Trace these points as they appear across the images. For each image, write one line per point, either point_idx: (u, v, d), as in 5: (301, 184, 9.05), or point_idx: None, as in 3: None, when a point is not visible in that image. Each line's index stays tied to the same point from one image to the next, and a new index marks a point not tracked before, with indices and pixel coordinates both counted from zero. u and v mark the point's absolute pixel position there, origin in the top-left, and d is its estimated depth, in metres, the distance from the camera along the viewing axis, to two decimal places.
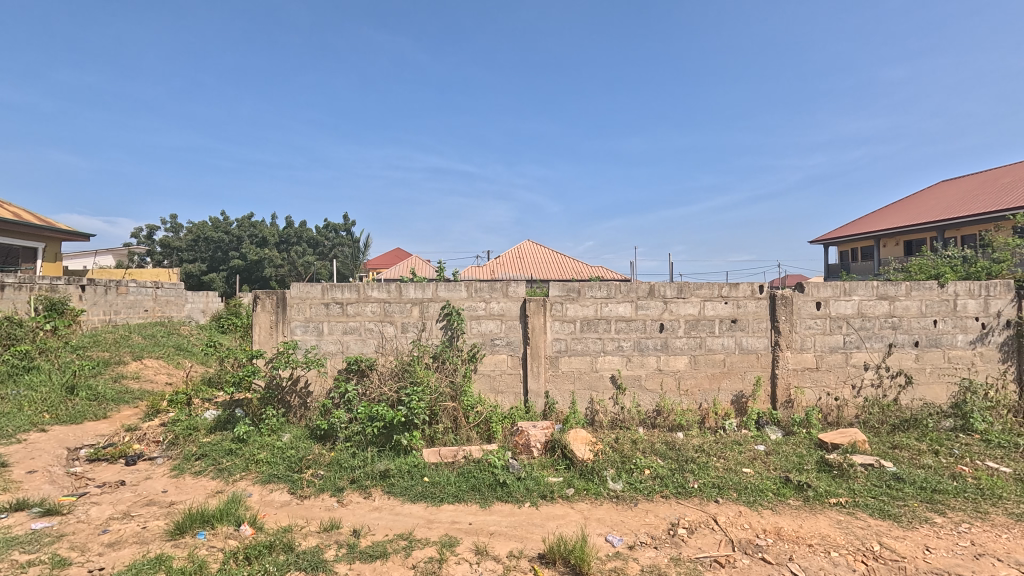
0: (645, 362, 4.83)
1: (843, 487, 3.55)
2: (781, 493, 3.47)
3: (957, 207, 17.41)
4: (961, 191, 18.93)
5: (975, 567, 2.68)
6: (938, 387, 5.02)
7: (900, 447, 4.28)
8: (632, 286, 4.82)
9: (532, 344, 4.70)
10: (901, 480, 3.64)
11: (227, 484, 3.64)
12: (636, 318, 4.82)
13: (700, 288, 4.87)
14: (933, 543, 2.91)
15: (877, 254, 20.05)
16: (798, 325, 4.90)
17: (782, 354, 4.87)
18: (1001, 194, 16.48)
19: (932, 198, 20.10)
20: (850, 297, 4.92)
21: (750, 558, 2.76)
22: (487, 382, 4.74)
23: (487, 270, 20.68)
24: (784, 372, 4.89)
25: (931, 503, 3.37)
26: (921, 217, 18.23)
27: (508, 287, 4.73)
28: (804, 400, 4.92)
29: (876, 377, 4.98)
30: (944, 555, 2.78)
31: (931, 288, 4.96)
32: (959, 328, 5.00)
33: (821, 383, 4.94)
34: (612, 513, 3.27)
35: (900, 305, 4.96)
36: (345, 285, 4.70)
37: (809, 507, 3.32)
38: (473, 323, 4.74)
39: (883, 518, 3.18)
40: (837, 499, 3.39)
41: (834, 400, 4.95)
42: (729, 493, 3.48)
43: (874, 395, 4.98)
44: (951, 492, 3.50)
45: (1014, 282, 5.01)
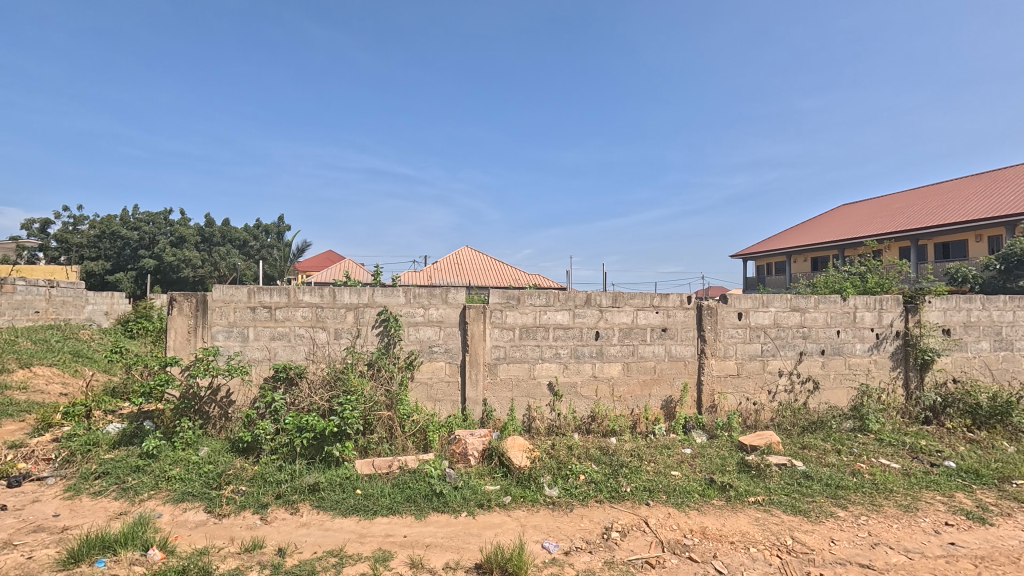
0: (581, 369, 4.93)
1: (761, 486, 3.81)
2: (706, 494, 3.66)
3: (856, 228, 19.37)
4: (859, 214, 21.09)
5: (872, 556, 2.96)
6: (840, 391, 5.51)
7: (809, 447, 4.66)
8: (570, 295, 4.93)
9: (471, 351, 4.66)
10: (810, 478, 3.96)
11: (133, 505, 3.30)
12: (573, 326, 4.93)
13: (634, 298, 5.07)
14: (837, 535, 3.18)
15: (788, 270, 21.79)
16: (721, 334, 5.22)
17: (707, 361, 5.16)
18: (891, 218, 18.50)
19: (835, 219, 22.25)
20: (767, 308, 5.32)
21: (678, 558, 2.88)
22: (425, 390, 4.65)
23: (425, 275, 20.33)
24: (709, 378, 5.18)
25: (836, 498, 3.69)
26: (825, 236, 20.12)
27: (447, 294, 4.68)
28: (726, 405, 5.23)
29: (789, 383, 5.38)
30: (846, 546, 3.05)
31: (835, 301, 5.46)
32: (858, 338, 5.53)
33: (741, 389, 5.26)
34: (548, 519, 3.30)
35: (810, 316, 5.41)
36: (275, 288, 4.45)
37: (731, 506, 3.53)
38: (411, 330, 4.64)
39: (795, 514, 3.44)
40: (755, 498, 3.63)
41: (752, 404, 5.29)
42: (659, 495, 3.63)
43: (787, 399, 5.38)
44: (852, 487, 3.84)
45: (902, 298, 5.62)
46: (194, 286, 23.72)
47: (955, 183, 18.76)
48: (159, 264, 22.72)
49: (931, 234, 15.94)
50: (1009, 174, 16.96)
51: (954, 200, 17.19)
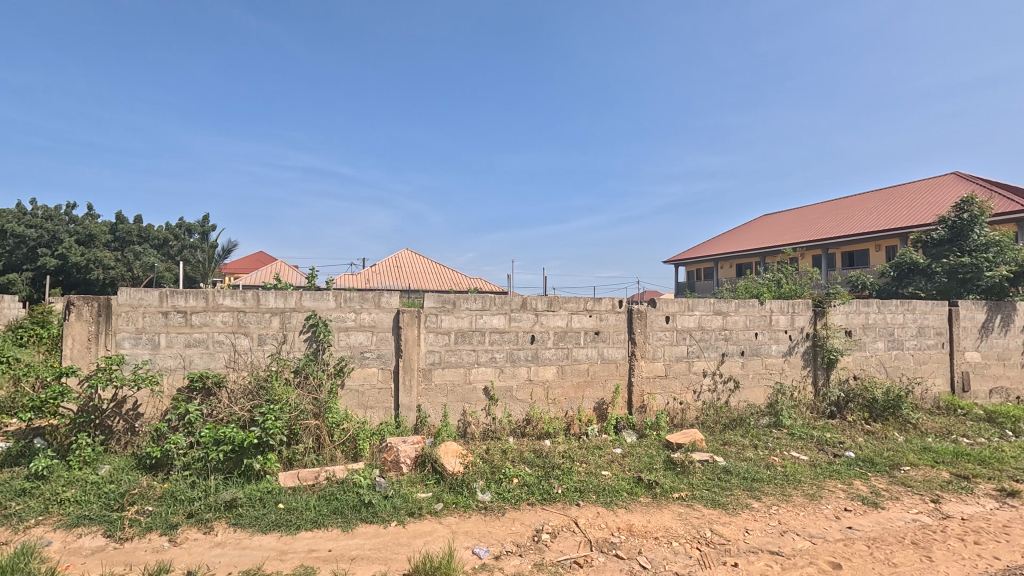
0: (516, 372, 4.97)
1: (684, 482, 3.99)
2: (633, 492, 3.79)
3: (775, 237, 20.85)
4: (777, 224, 22.72)
5: (781, 543, 3.18)
6: (758, 390, 5.88)
7: (729, 443, 4.94)
8: (505, 299, 4.95)
9: (405, 357, 4.57)
10: (729, 472, 4.19)
11: (16, 533, 2.96)
12: (508, 330, 4.96)
13: (568, 302, 5.17)
14: (751, 525, 3.39)
15: (715, 276, 23.07)
16: (651, 337, 5.43)
17: (637, 363, 5.35)
18: (805, 229, 20.07)
19: (757, 228, 23.84)
20: (693, 311, 5.60)
21: (605, 556, 2.96)
22: (355, 397, 4.50)
23: (363, 278, 19.78)
24: (639, 380, 5.37)
25: (751, 490, 3.93)
26: (749, 244, 21.51)
27: (380, 298, 4.57)
28: (655, 405, 5.44)
29: (712, 382, 5.69)
30: (759, 535, 3.26)
31: (754, 305, 5.84)
32: (773, 340, 5.94)
33: (669, 389, 5.50)
34: (480, 524, 3.28)
35: (731, 320, 5.75)
36: (191, 292, 4.16)
37: (656, 503, 3.67)
38: (341, 335, 4.48)
39: (714, 507, 3.63)
40: (679, 493, 3.80)
41: (678, 404, 5.53)
42: (589, 495, 3.71)
43: (710, 398, 5.68)
44: (765, 479, 4.11)
45: (811, 302, 6.10)
46: (103, 289, 21.74)
47: (858, 197, 20.66)
48: (62, 264, 20.66)
49: (839, 243, 17.43)
50: (902, 190, 18.89)
51: (857, 213, 18.92)
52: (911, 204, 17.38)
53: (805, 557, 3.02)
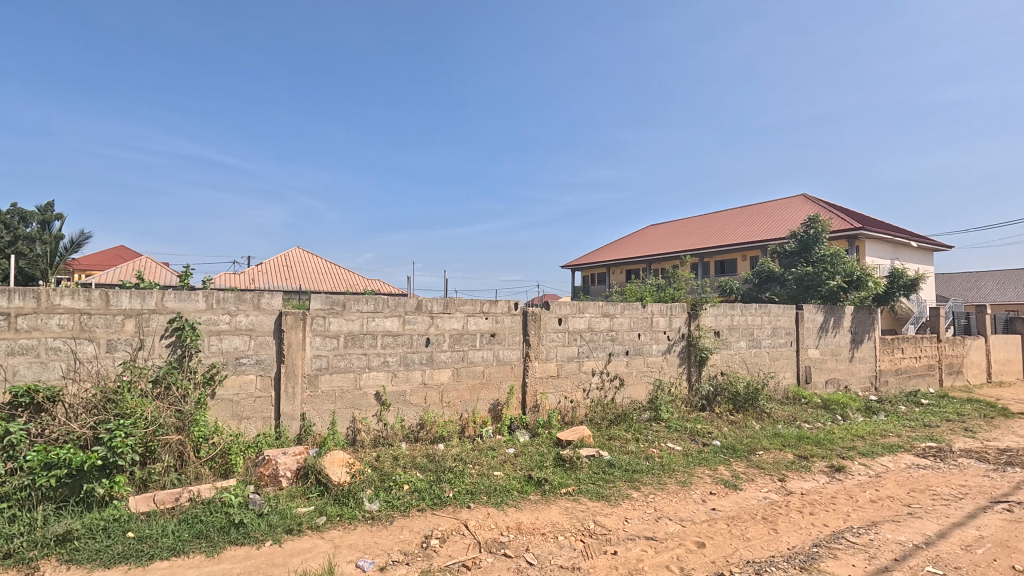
0: (410, 376, 4.85)
1: (572, 477, 4.16)
2: (523, 490, 3.87)
3: (660, 245, 22.66)
4: (662, 234, 24.72)
5: (655, 528, 3.43)
6: (640, 386, 6.32)
7: (614, 438, 5.25)
8: (400, 301, 4.81)
9: (287, 362, 4.26)
10: (612, 466, 4.45)
11: None
12: (402, 333, 4.83)
13: (464, 304, 5.16)
14: (630, 514, 3.62)
15: (608, 280, 24.49)
16: (544, 338, 5.61)
17: (531, 364, 5.49)
18: (685, 238, 22.06)
19: (645, 237, 25.74)
20: (584, 313, 5.87)
21: (493, 556, 2.98)
22: (228, 408, 4.10)
23: (247, 277, 18.22)
24: (533, 380, 5.51)
25: (631, 481, 4.20)
26: (637, 251, 23.15)
27: (260, 298, 4.23)
28: (547, 404, 5.62)
29: (600, 381, 6.01)
30: (636, 522, 3.49)
31: (637, 307, 6.28)
32: (654, 340, 6.42)
33: (560, 388, 5.71)
34: (366, 535, 3.14)
35: (617, 321, 6.13)
36: (17, 290, 3.51)
37: (545, 499, 3.78)
38: (212, 340, 4.07)
39: (598, 499, 3.82)
40: (566, 489, 3.95)
41: (569, 402, 5.76)
42: (480, 497, 3.72)
43: (598, 396, 5.99)
44: (645, 470, 4.41)
45: (686, 305, 6.69)
46: None
47: (729, 212, 23.13)
48: None
49: (713, 252, 19.38)
50: (764, 207, 21.48)
51: (728, 226, 21.19)
52: (770, 219, 19.83)
53: (675, 540, 3.29)
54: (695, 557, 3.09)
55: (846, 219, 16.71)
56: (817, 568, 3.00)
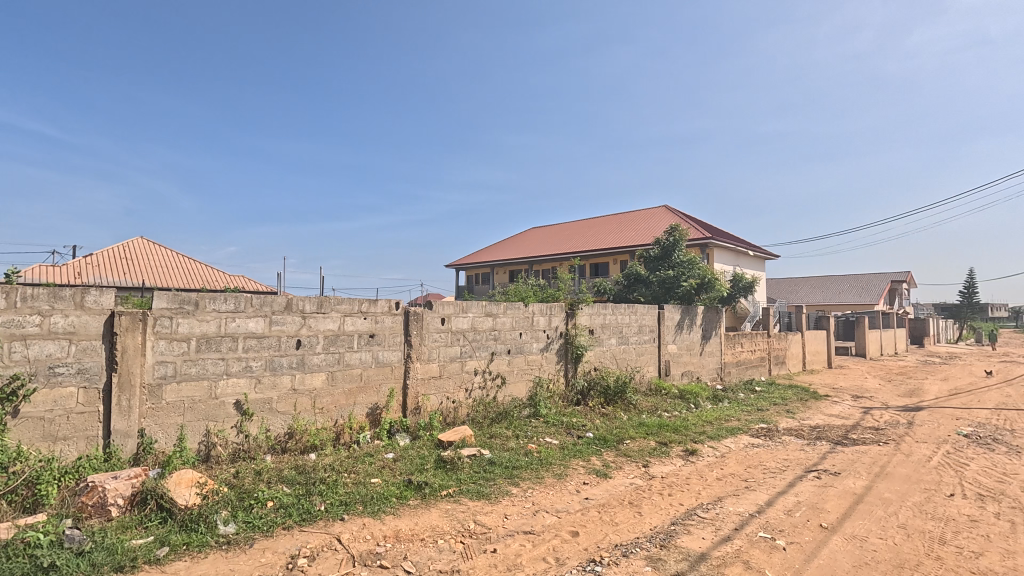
0: (277, 382, 4.43)
1: (453, 478, 4.12)
2: (402, 496, 3.74)
3: (541, 247, 23.59)
4: (543, 236, 25.76)
5: (533, 522, 3.53)
6: (521, 384, 6.49)
7: (495, 436, 5.31)
8: (266, 300, 4.38)
9: (122, 370, 3.64)
10: (493, 463, 4.49)
11: None
12: (269, 335, 4.39)
13: (340, 303, 4.85)
14: (509, 510, 3.68)
15: (492, 280, 24.90)
16: (426, 338, 5.50)
17: (412, 365, 5.34)
18: (564, 242, 23.24)
19: (527, 239, 26.62)
20: (467, 313, 5.88)
21: (369, 569, 2.83)
22: (38, 428, 3.38)
23: (71, 270, 15.37)
24: (414, 382, 5.36)
25: (511, 477, 4.28)
26: (520, 253, 23.85)
27: (84, 296, 3.55)
28: (429, 406, 5.51)
29: (482, 380, 6.05)
30: (515, 518, 3.55)
31: (519, 307, 6.45)
32: (535, 338, 6.64)
33: (442, 389, 5.63)
34: (220, 564, 2.79)
35: (500, 321, 6.23)
36: None
37: (425, 503, 3.69)
38: (16, 346, 3.33)
39: (479, 499, 3.82)
40: (447, 490, 3.90)
41: (451, 403, 5.71)
42: (355, 507, 3.52)
43: (480, 395, 6.03)
44: (524, 465, 4.53)
45: (564, 305, 7.02)
46: None
47: (603, 217, 24.84)
48: None
49: (589, 255, 20.66)
50: (632, 215, 23.42)
51: (602, 231, 22.75)
52: (638, 227, 21.68)
53: (551, 531, 3.41)
54: (570, 546, 3.23)
55: (699, 229, 18.87)
56: (674, 544, 3.30)
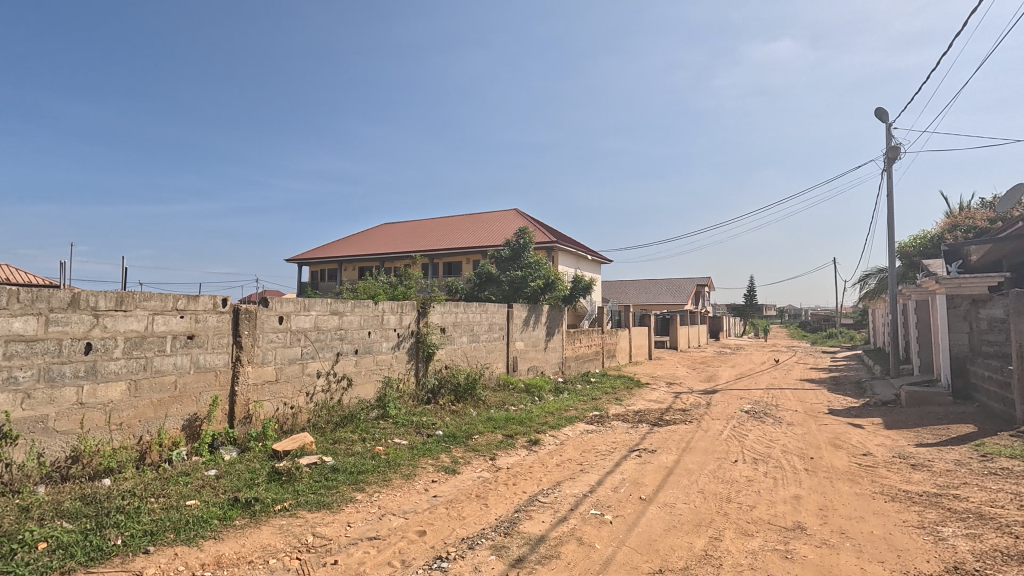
0: (57, 396, 3.59)
1: (289, 491, 3.78)
2: (227, 516, 3.32)
3: (394, 244, 22.98)
4: (396, 233, 25.13)
5: (379, 527, 3.41)
6: (369, 385, 6.24)
7: (339, 441, 5.01)
8: (40, 294, 3.53)
9: None
10: (336, 470, 4.24)
11: None
12: (44, 338, 3.55)
13: (149, 300, 4.14)
14: (353, 518, 3.51)
15: (340, 276, 23.51)
16: (260, 339, 4.97)
17: (242, 369, 4.78)
18: (418, 239, 22.96)
19: (379, 235, 25.70)
20: (309, 311, 5.48)
21: None
22: None
23: None
24: (244, 388, 4.80)
25: (356, 483, 4.08)
26: (371, 249, 22.93)
27: None
28: (262, 414, 4.98)
29: (326, 383, 5.67)
30: (359, 525, 3.40)
31: (368, 305, 6.21)
32: (384, 337, 6.44)
33: (279, 394, 5.14)
34: None
35: (346, 319, 5.93)
36: None
37: (255, 521, 3.33)
38: None
39: (318, 510, 3.57)
40: (282, 504, 3.57)
41: (289, 409, 5.24)
42: (165, 536, 3.03)
43: (323, 398, 5.64)
44: (370, 469, 4.35)
45: (416, 303, 6.95)
46: None
47: (456, 217, 25.08)
48: None
49: (442, 254, 20.69)
50: (485, 216, 24.10)
51: (455, 230, 22.99)
52: (490, 228, 22.37)
53: (398, 534, 3.33)
54: (416, 546, 3.19)
55: (546, 233, 20.14)
56: (517, 530, 3.47)
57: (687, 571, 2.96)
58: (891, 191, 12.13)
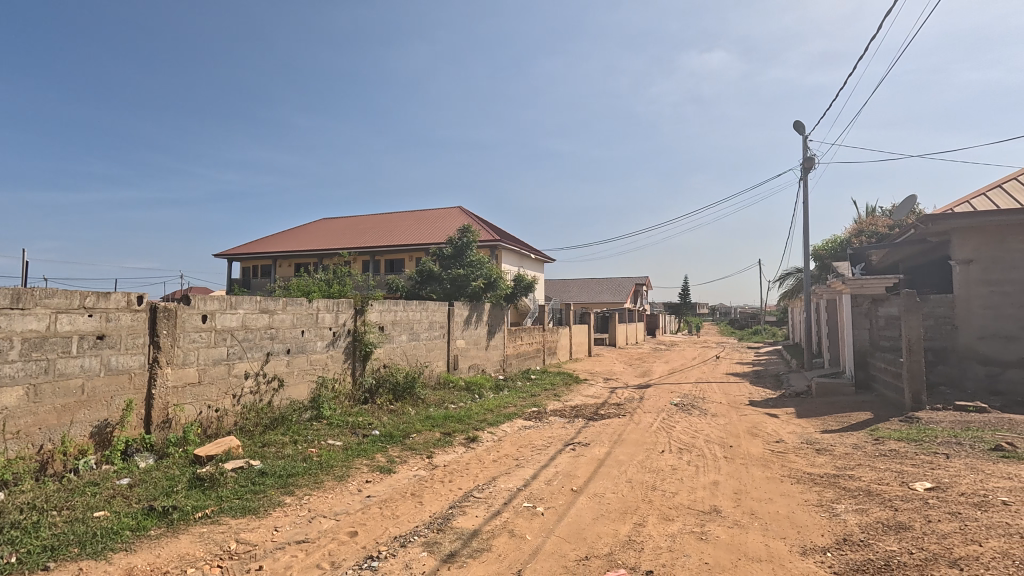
0: None
1: (212, 497, 3.62)
2: (141, 527, 3.14)
3: (332, 240, 22.23)
4: (335, 228, 24.33)
5: (308, 529, 3.34)
6: (302, 386, 6.05)
7: (268, 444, 4.84)
8: None
9: None
10: (264, 474, 4.09)
11: None
12: None
13: (51, 298, 3.82)
14: (281, 522, 3.41)
15: (273, 273, 22.46)
16: (181, 339, 4.71)
17: (160, 371, 4.50)
18: (358, 235, 22.34)
19: (316, 230, 24.77)
20: (236, 310, 5.25)
21: None
22: None
23: None
24: (162, 391, 4.52)
25: (285, 487, 3.96)
26: (307, 245, 22.07)
27: None
28: (182, 418, 4.71)
29: (254, 384, 5.45)
30: (287, 529, 3.32)
31: (301, 303, 6.03)
32: (319, 336, 6.28)
33: (202, 397, 4.88)
34: None
35: (277, 318, 5.73)
36: None
37: (173, 530, 3.17)
38: None
39: (244, 515, 3.45)
40: (203, 512, 3.41)
41: (213, 412, 4.99)
42: (69, 550, 2.82)
43: (251, 401, 5.42)
44: (301, 472, 4.24)
45: (353, 302, 6.81)
46: None
47: (399, 212, 24.60)
48: None
49: (383, 250, 20.25)
50: (428, 213, 23.83)
51: (397, 227, 22.58)
52: (433, 225, 22.16)
53: (328, 536, 3.28)
54: (347, 547, 3.15)
55: (489, 231, 20.18)
56: (450, 526, 3.51)
57: (611, 556, 3.12)
58: (807, 198, 13.13)
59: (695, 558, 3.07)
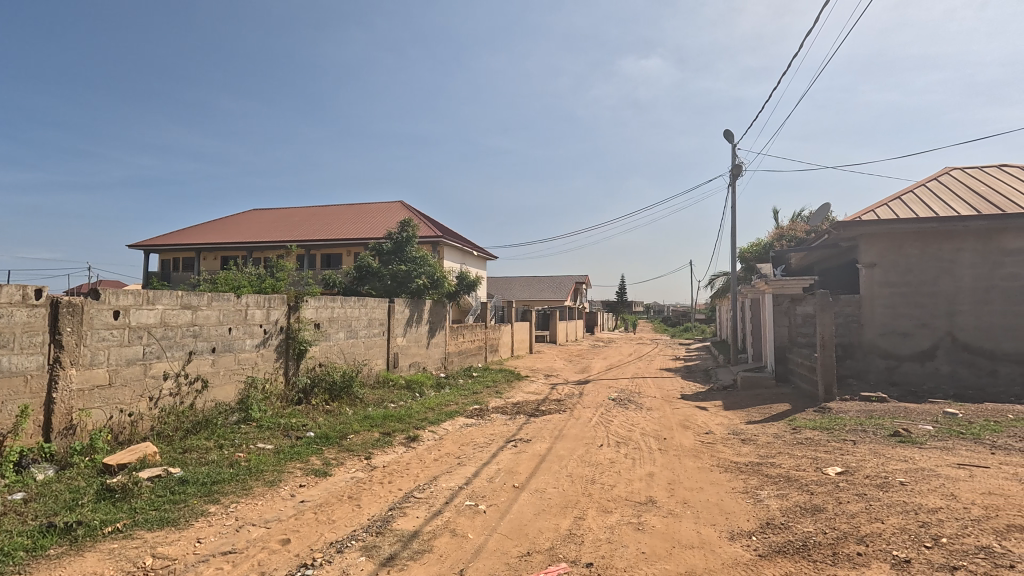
0: None
1: (124, 510, 3.31)
2: (39, 546, 2.82)
3: (263, 232, 21.07)
4: (266, 220, 23.07)
5: (235, 539, 3.14)
6: (229, 387, 5.68)
7: (189, 450, 4.50)
8: None
9: None
10: (185, 483, 3.80)
11: None
12: None
13: None
14: (204, 532, 3.18)
15: (197, 266, 20.98)
16: (88, 337, 4.27)
17: (63, 372, 4.05)
18: (292, 228, 21.29)
19: (245, 222, 23.36)
20: (153, 305, 4.84)
21: None
22: None
23: None
24: (65, 395, 4.07)
25: (209, 495, 3.70)
26: (236, 237, 20.79)
27: None
28: (89, 424, 4.26)
29: (174, 385, 5.04)
30: (212, 540, 3.10)
31: (229, 299, 5.65)
32: (248, 334, 5.92)
33: (112, 400, 4.46)
34: None
35: (201, 314, 5.34)
36: None
37: (77, 548, 2.87)
38: None
39: (161, 528, 3.18)
40: (114, 526, 3.11)
41: (126, 416, 4.58)
42: None
43: (171, 404, 5.01)
44: (227, 479, 3.97)
45: (286, 298, 6.47)
46: None
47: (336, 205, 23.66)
48: None
49: (319, 244, 19.42)
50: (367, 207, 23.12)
51: (334, 220, 21.73)
52: (373, 219, 21.53)
53: (257, 545, 3.09)
54: (278, 556, 2.99)
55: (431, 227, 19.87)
56: (390, 529, 3.42)
57: (552, 551, 3.15)
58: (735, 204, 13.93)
59: (632, 549, 3.16)
